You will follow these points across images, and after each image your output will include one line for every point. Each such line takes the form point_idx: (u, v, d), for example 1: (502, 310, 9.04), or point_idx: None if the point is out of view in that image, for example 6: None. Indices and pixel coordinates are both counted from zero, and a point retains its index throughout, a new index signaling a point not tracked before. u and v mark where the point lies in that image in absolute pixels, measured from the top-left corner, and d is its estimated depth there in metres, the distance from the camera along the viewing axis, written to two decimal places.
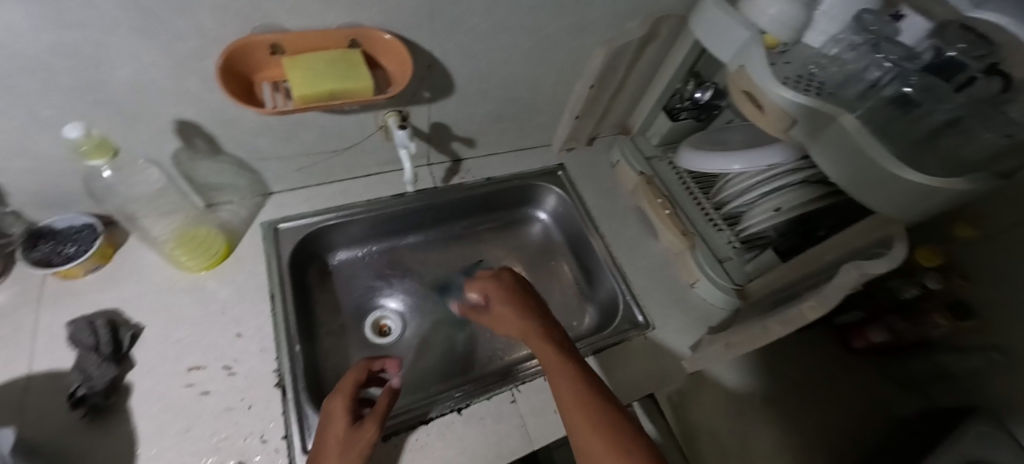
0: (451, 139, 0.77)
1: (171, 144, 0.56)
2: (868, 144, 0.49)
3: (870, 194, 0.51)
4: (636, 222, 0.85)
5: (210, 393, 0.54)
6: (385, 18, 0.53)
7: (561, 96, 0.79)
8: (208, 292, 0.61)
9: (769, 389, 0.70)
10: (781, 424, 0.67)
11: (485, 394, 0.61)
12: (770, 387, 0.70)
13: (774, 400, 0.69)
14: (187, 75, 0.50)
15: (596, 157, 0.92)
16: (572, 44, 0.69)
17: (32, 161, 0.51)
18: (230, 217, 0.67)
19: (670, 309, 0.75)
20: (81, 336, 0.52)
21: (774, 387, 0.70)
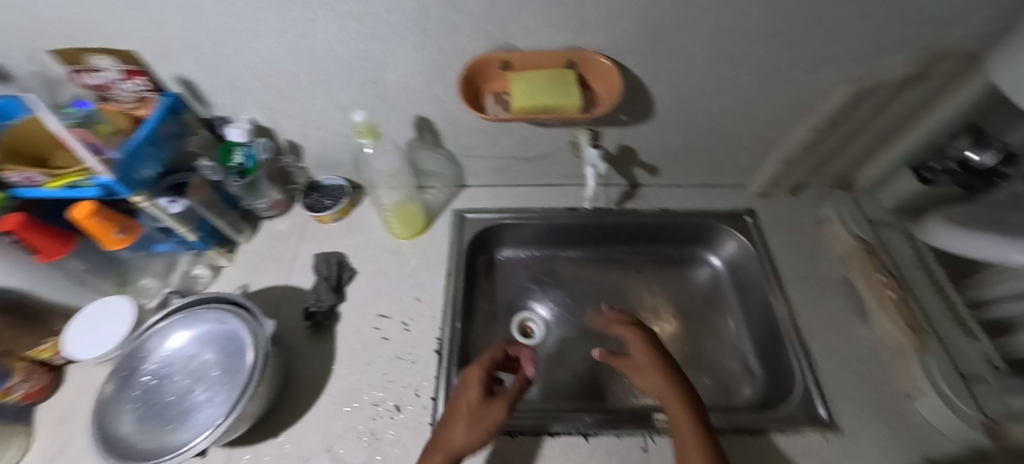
0: (635, 164, 0.76)
1: (408, 134, 0.69)
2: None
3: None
4: (840, 296, 0.69)
5: (388, 340, 0.65)
6: (606, 43, 0.55)
7: (772, 136, 0.70)
8: (403, 256, 0.73)
9: None
10: None
11: (615, 430, 0.58)
12: None
13: None
14: (435, 83, 0.61)
15: (799, 210, 0.79)
16: (802, 80, 0.60)
17: (326, 134, 0.70)
18: (431, 199, 0.79)
19: (868, 411, 0.59)
20: (322, 266, 0.69)
21: None
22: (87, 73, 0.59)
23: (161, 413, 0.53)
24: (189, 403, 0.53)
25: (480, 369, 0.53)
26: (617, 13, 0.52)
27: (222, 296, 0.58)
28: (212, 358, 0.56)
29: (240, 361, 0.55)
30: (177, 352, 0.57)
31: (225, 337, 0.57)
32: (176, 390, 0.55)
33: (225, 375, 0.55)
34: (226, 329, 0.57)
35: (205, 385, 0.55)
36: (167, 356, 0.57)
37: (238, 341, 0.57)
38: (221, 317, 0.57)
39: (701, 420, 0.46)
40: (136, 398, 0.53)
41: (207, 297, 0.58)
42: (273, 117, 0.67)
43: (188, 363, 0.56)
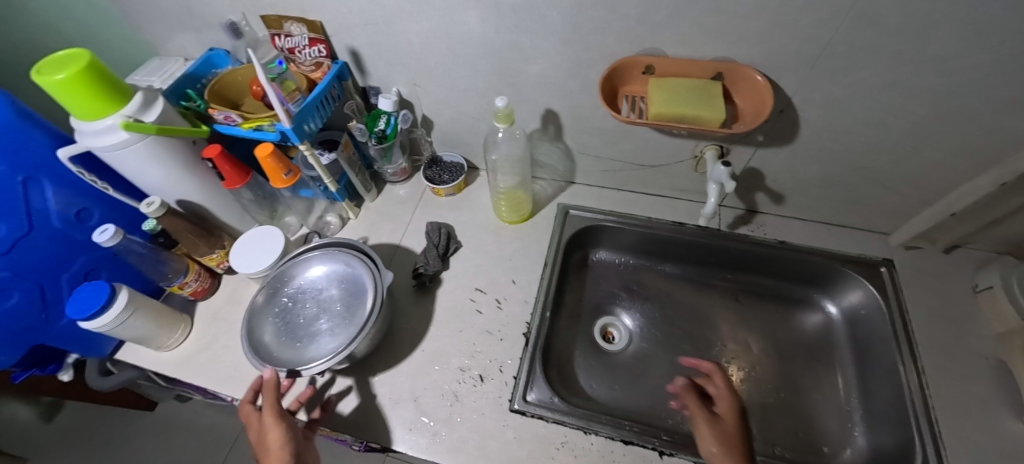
0: (760, 189, 0.72)
1: (533, 124, 0.72)
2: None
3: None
4: (992, 381, 0.60)
5: (481, 313, 0.69)
6: (763, 57, 0.53)
7: (936, 183, 0.61)
8: (505, 239, 0.77)
9: None
10: None
11: (693, 456, 0.56)
12: None
13: None
14: (572, 78, 0.63)
15: (953, 273, 0.68)
16: (996, 126, 0.52)
17: (458, 114, 0.75)
18: (539, 190, 0.82)
19: None
20: (433, 234, 0.74)
21: None
22: (281, 37, 0.70)
23: (292, 331, 0.62)
24: (314, 329, 0.62)
25: (248, 406, 0.55)
26: (785, 28, 0.49)
27: (352, 243, 0.66)
28: (336, 296, 0.64)
29: (359, 304, 0.62)
30: (311, 283, 0.66)
31: (349, 280, 0.65)
32: (304, 315, 0.63)
33: (344, 314, 0.62)
34: (352, 273, 0.65)
35: (327, 317, 0.63)
36: (303, 284, 0.66)
37: (359, 286, 0.64)
38: (350, 261, 0.65)
39: None
40: (277, 313, 0.63)
41: (341, 242, 0.67)
42: (416, 92, 0.74)
43: (317, 294, 0.65)
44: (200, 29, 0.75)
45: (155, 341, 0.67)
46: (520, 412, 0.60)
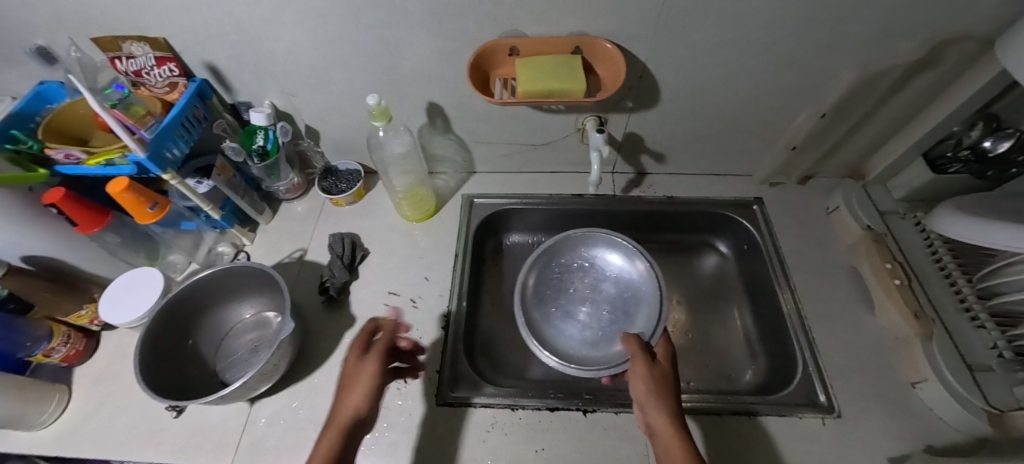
0: (643, 151, 0.78)
1: (420, 119, 0.72)
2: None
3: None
4: (847, 287, 0.70)
5: (398, 316, 0.68)
6: (613, 28, 0.56)
7: (779, 123, 0.70)
8: (415, 238, 0.76)
9: None
10: None
11: (614, 407, 0.60)
12: None
13: None
14: (446, 68, 0.63)
15: (809, 200, 0.79)
16: (811, 68, 0.60)
17: (344, 120, 0.73)
18: (442, 185, 0.82)
19: (868, 399, 0.60)
20: (336, 246, 0.72)
21: None
22: (122, 59, 0.63)
23: (556, 288, 0.77)
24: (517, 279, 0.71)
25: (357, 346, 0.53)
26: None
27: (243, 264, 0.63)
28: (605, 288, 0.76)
29: (634, 311, 0.73)
30: (564, 272, 0.78)
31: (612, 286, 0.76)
32: (575, 292, 0.77)
33: (614, 306, 0.75)
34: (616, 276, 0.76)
35: (603, 306, 0.75)
36: (559, 267, 0.78)
37: (626, 291, 0.75)
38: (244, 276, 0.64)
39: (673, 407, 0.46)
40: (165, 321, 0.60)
41: (245, 266, 0.63)
42: (292, 102, 0.71)
43: (575, 280, 0.77)
44: (20, 61, 0.65)
45: (23, 421, 0.58)
46: (448, 404, 0.60)
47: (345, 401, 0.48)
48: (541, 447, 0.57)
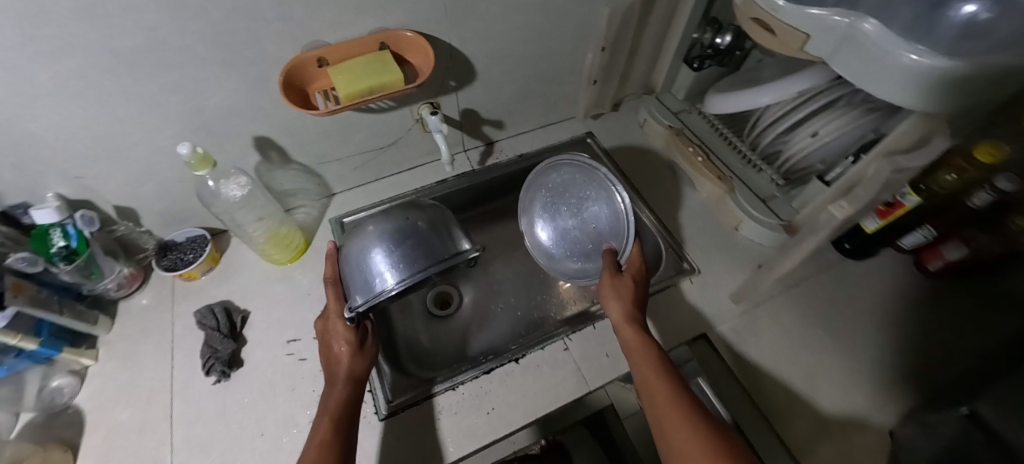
0: (482, 123, 0.85)
1: (253, 158, 0.68)
2: (900, 47, 0.42)
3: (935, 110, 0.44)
4: (671, 176, 0.87)
5: (307, 359, 0.64)
6: (408, 17, 0.60)
7: (577, 65, 0.83)
8: (295, 279, 0.73)
9: (817, 306, 0.70)
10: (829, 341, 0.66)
11: (539, 345, 0.66)
12: (822, 309, 0.70)
13: (826, 320, 0.69)
14: (258, 95, 0.60)
15: (624, 121, 0.96)
16: (580, 14, 0.72)
17: (161, 185, 0.65)
18: (305, 218, 0.79)
19: (712, 252, 0.77)
20: (206, 319, 0.65)
21: (824, 308, 0.70)
22: None
23: (555, 211, 0.78)
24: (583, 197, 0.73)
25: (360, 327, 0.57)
26: None
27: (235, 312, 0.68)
28: (594, 206, 0.73)
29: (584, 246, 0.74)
30: (558, 192, 0.77)
31: (602, 204, 0.72)
32: (569, 215, 0.76)
33: (605, 227, 0.72)
34: (593, 186, 0.72)
35: (595, 226, 0.73)
36: (552, 190, 0.78)
37: (604, 200, 0.72)
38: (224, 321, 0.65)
39: (639, 308, 0.57)
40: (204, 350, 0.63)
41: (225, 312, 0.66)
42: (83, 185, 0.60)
43: (566, 202, 0.76)
44: None
45: None
46: (391, 415, 0.60)
47: (353, 361, 0.54)
48: (491, 407, 0.60)
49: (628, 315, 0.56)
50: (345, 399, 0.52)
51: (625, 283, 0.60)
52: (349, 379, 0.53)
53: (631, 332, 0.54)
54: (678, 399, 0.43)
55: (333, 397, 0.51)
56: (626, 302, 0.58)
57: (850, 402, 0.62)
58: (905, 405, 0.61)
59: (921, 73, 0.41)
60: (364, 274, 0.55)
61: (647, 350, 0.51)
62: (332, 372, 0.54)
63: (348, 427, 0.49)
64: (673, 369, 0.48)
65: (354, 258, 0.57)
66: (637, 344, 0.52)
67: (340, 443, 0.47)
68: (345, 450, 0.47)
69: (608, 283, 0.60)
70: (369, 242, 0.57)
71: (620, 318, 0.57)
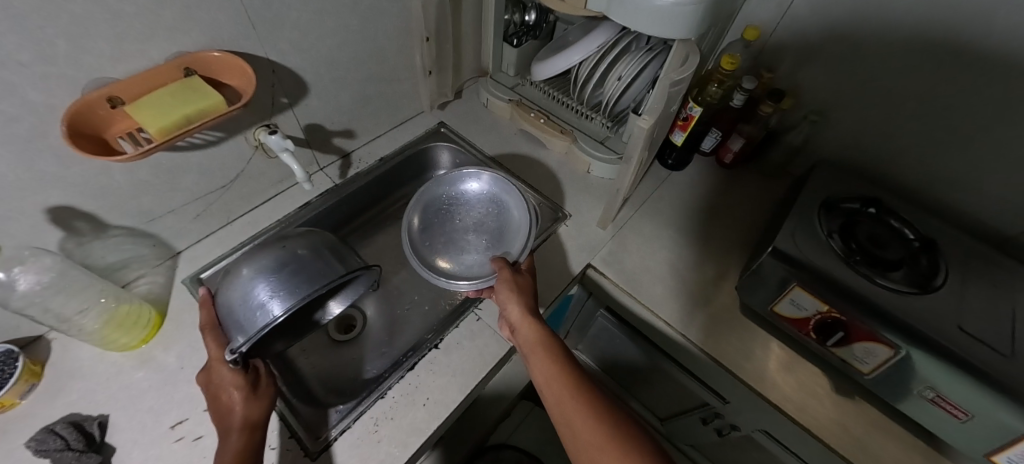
0: (331, 135, 0.83)
1: (53, 235, 0.56)
2: None
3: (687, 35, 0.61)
4: (525, 143, 0.96)
5: (204, 435, 0.56)
6: (206, 37, 0.55)
7: (409, 60, 0.86)
8: (158, 358, 0.62)
9: (660, 213, 0.86)
10: (678, 236, 0.83)
11: (454, 324, 0.68)
12: (666, 213, 0.86)
13: (671, 221, 0.85)
14: (34, 158, 0.49)
15: (470, 105, 1.02)
16: (395, 11, 0.75)
17: None
18: (150, 288, 0.68)
19: (577, 196, 0.88)
20: (46, 444, 0.52)
21: (668, 213, 0.86)
22: None
23: (445, 219, 0.86)
24: (477, 215, 0.85)
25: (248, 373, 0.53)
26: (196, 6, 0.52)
27: (89, 420, 0.56)
28: (486, 216, 0.85)
29: (470, 250, 0.83)
30: (453, 203, 0.87)
31: (492, 214, 0.85)
32: (462, 225, 0.85)
33: (493, 231, 0.84)
34: (490, 196, 0.85)
35: (484, 232, 0.84)
36: (445, 200, 0.86)
37: (499, 207, 0.84)
38: (77, 433, 0.53)
39: (530, 304, 0.62)
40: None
41: (73, 424, 0.54)
42: None
43: (461, 212, 0.86)
44: None
45: None
46: (322, 450, 0.56)
47: (247, 404, 0.51)
48: (426, 398, 0.61)
49: (520, 316, 0.61)
50: (244, 446, 0.48)
51: (512, 288, 0.64)
52: (246, 424, 0.50)
53: (527, 333, 0.59)
54: (579, 393, 0.50)
55: (229, 448, 0.48)
56: (517, 306, 0.62)
57: (704, 275, 0.78)
58: (736, 262, 0.80)
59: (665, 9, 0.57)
60: (256, 312, 0.57)
61: (543, 347, 0.56)
62: (224, 425, 0.50)
63: None
64: (566, 361, 0.55)
65: (240, 301, 0.57)
66: (533, 345, 0.57)
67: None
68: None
69: (505, 283, 0.64)
70: (252, 284, 0.58)
71: (515, 321, 0.61)
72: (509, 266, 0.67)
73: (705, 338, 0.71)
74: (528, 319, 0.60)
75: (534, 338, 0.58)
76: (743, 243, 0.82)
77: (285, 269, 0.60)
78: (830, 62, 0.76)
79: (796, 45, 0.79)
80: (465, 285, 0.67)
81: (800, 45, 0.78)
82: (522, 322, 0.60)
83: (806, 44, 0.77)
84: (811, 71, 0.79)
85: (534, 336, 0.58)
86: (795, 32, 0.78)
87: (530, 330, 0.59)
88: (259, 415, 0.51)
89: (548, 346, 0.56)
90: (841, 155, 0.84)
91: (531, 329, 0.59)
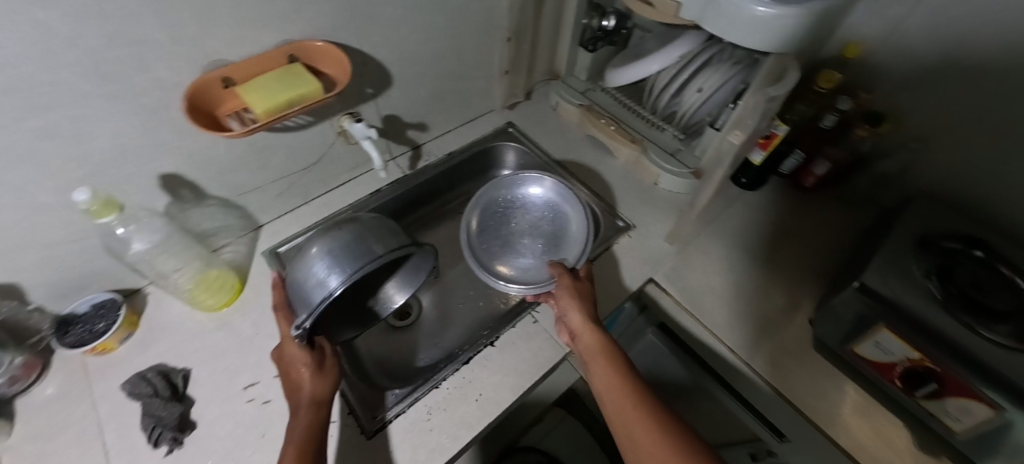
0: (405, 127, 0.86)
1: (161, 200, 0.61)
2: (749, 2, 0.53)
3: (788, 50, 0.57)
4: (591, 149, 0.95)
5: (271, 400, 0.60)
6: (311, 26, 0.59)
7: (486, 59, 0.87)
8: (237, 321, 0.67)
9: (729, 233, 0.82)
10: (748, 259, 0.78)
11: (510, 323, 0.68)
12: (736, 234, 0.82)
13: (741, 242, 0.81)
14: (156, 129, 0.54)
15: (539, 107, 1.02)
16: (479, 10, 0.76)
17: (45, 251, 0.55)
18: (234, 256, 0.73)
19: (641, 208, 0.86)
20: (140, 388, 0.57)
21: (738, 234, 0.82)
22: None
23: (501, 223, 0.86)
24: (534, 219, 0.85)
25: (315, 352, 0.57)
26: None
27: (174, 371, 0.61)
28: (542, 221, 0.85)
29: (526, 254, 0.83)
30: (509, 205, 0.87)
31: (548, 219, 0.85)
32: (517, 228, 0.86)
33: (548, 236, 0.84)
34: (547, 201, 0.85)
35: (539, 237, 0.85)
36: (502, 203, 0.86)
37: (555, 213, 0.84)
38: (163, 381, 0.59)
39: (591, 313, 0.61)
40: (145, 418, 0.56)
41: (160, 373, 0.60)
42: None
43: (517, 215, 0.86)
44: None
45: None
46: (377, 431, 0.57)
47: (314, 382, 0.54)
48: (478, 394, 0.61)
49: (581, 324, 0.60)
50: (310, 422, 0.50)
51: (572, 295, 0.63)
52: (314, 401, 0.52)
53: (587, 341, 0.58)
54: (641, 404, 0.48)
55: (299, 422, 0.50)
56: (577, 313, 0.61)
57: (775, 303, 0.73)
58: (812, 294, 0.74)
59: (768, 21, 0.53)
60: (314, 289, 0.58)
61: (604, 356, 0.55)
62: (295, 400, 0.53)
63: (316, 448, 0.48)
64: (627, 371, 0.53)
65: (301, 279, 0.59)
66: (594, 353, 0.56)
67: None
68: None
69: (564, 289, 0.64)
70: (317, 261, 0.59)
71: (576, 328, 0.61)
72: (568, 272, 0.67)
73: (771, 370, 0.67)
74: (590, 327, 0.59)
75: (595, 346, 0.57)
76: (821, 274, 0.76)
77: (346, 247, 0.60)
78: (942, 88, 0.69)
79: (902, 68, 0.72)
80: (516, 289, 0.68)
81: (904, 70, 0.72)
82: (583, 329, 0.59)
83: (912, 69, 0.71)
84: (917, 96, 0.73)
85: (595, 343, 0.57)
86: (901, 51, 0.71)
87: (591, 337, 0.58)
88: (325, 392, 0.54)
89: (609, 355, 0.55)
90: (944, 188, 0.76)
91: (591, 338, 0.58)
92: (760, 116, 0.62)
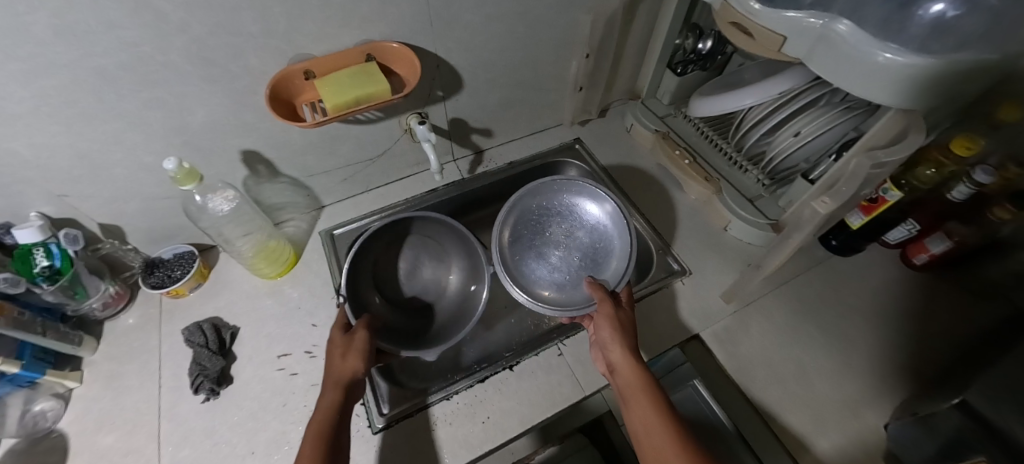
0: (470, 132, 0.86)
1: (240, 172, 0.67)
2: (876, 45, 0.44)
3: (917, 107, 0.47)
4: (659, 179, 0.88)
5: (298, 374, 0.64)
6: (390, 29, 0.61)
7: (562, 72, 0.84)
8: (285, 292, 0.72)
9: (804, 302, 0.71)
10: (820, 337, 0.68)
11: (534, 351, 0.65)
12: (811, 304, 0.71)
13: (816, 315, 0.70)
14: (243, 110, 0.60)
15: (611, 126, 0.97)
16: (561, 23, 0.74)
17: (143, 202, 0.63)
18: (295, 231, 0.79)
19: (702, 254, 0.78)
20: (195, 336, 0.64)
21: (814, 304, 0.71)
22: None
23: (539, 235, 0.82)
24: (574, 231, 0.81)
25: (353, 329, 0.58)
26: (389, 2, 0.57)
27: (225, 327, 0.67)
28: (580, 234, 0.81)
29: (561, 269, 0.80)
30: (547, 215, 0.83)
31: (589, 233, 0.80)
32: (553, 239, 0.82)
33: (585, 250, 0.80)
34: (589, 216, 0.80)
35: (576, 250, 0.81)
36: (542, 214, 0.82)
37: (596, 228, 0.79)
38: (213, 335, 0.64)
39: (631, 346, 0.54)
40: (194, 365, 0.62)
41: (212, 326, 0.65)
42: (68, 204, 0.58)
43: (554, 226, 0.82)
44: None
45: None
46: (383, 428, 0.59)
47: (346, 357, 0.54)
48: (486, 416, 0.60)
49: (619, 356, 0.53)
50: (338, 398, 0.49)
51: (610, 323, 0.57)
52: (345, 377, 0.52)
53: (625, 378, 0.51)
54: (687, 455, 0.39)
55: (326, 396, 0.49)
56: (615, 344, 0.55)
57: (845, 395, 0.62)
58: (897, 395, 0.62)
59: (897, 71, 0.43)
60: None
61: (642, 394, 0.48)
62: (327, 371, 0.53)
63: (337, 426, 0.47)
64: (669, 412, 0.45)
65: None
66: (631, 390, 0.49)
67: (330, 443, 0.45)
68: (334, 451, 0.45)
69: (603, 316, 0.59)
70: None
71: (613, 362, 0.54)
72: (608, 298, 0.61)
73: None
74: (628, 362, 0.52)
75: (632, 383, 0.50)
76: (915, 375, 0.63)
77: None
78: None
79: None
80: (549, 308, 0.67)
81: None
82: (621, 363, 0.52)
83: None
84: None
85: (632, 380, 0.50)
86: None
87: (629, 372, 0.51)
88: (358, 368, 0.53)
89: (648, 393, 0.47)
90: None
91: (629, 371, 0.51)
92: (863, 180, 0.52)
